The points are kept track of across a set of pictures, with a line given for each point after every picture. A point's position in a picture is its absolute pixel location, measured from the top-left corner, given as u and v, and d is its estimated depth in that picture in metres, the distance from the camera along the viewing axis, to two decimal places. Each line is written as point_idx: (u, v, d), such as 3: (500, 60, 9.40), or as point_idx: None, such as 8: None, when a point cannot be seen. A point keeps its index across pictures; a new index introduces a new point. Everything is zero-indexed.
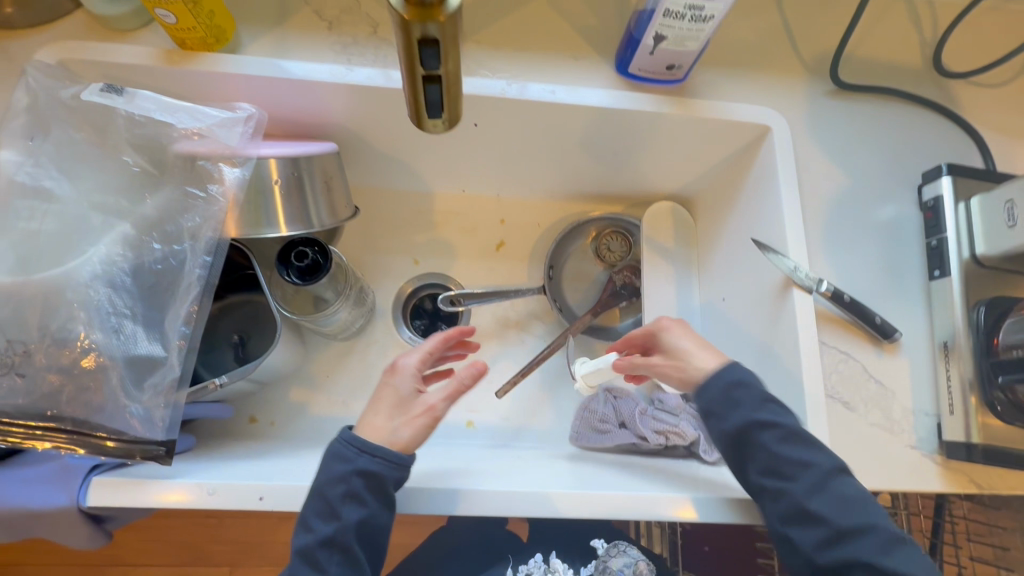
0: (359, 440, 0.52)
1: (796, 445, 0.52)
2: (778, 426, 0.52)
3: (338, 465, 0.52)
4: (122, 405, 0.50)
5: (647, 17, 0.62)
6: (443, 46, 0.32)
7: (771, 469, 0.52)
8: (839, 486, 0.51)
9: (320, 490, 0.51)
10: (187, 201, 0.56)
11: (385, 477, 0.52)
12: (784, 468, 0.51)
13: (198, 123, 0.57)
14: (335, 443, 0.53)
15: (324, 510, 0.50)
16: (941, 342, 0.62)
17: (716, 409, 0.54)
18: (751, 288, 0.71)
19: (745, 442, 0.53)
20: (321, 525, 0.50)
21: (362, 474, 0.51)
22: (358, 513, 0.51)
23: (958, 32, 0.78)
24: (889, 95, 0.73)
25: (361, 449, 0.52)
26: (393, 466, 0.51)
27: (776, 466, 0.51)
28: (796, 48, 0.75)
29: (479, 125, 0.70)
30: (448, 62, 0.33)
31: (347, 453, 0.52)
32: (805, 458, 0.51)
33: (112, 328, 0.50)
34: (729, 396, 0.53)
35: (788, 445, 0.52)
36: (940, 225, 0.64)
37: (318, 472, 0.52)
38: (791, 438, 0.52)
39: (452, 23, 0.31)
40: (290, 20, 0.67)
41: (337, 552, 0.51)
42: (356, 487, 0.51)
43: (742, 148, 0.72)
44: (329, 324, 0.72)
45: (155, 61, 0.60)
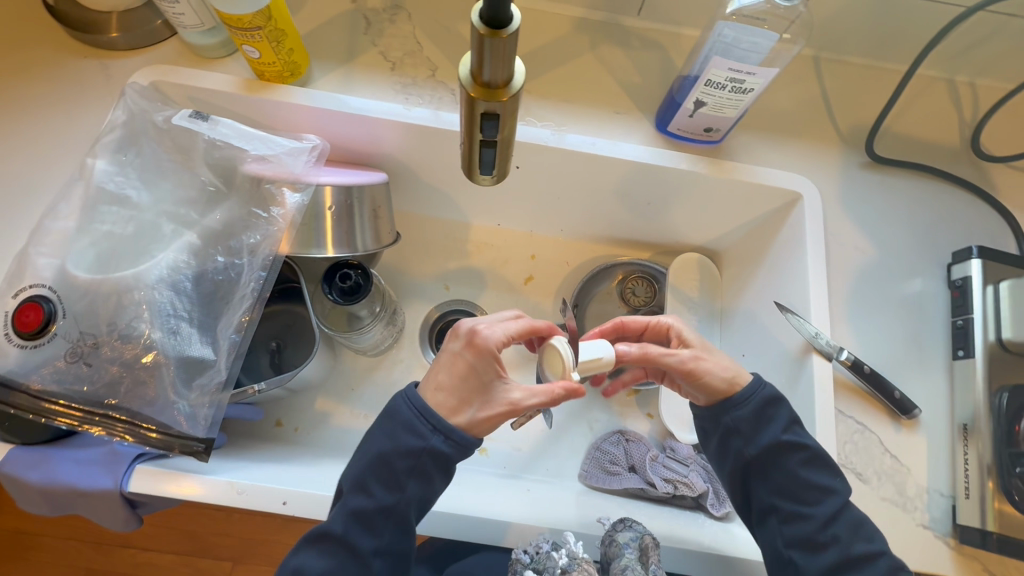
0: (435, 417, 0.51)
1: (801, 445, 0.57)
2: (782, 425, 0.58)
3: (411, 439, 0.51)
4: (171, 401, 0.55)
5: (689, 83, 0.65)
6: (502, 119, 0.36)
7: (793, 493, 0.57)
8: (852, 510, 0.56)
9: (387, 462, 0.51)
10: (250, 218, 0.61)
11: (453, 456, 0.52)
12: (782, 461, 0.57)
13: (268, 149, 0.63)
14: (403, 409, 0.53)
15: (387, 481, 0.52)
16: (961, 423, 0.62)
17: (744, 430, 0.58)
18: (771, 347, 0.72)
19: (771, 463, 0.58)
20: (381, 494, 0.51)
21: (432, 453, 0.51)
22: (418, 489, 0.52)
23: (998, 115, 0.79)
24: (923, 172, 0.75)
25: (436, 428, 0.51)
26: (463, 447, 0.52)
27: (796, 489, 0.57)
28: (833, 119, 0.77)
29: (521, 167, 0.74)
30: (505, 132, 0.38)
31: (420, 428, 0.51)
32: (826, 484, 0.56)
33: (171, 329, 0.55)
34: (761, 416, 0.58)
35: (811, 470, 0.57)
36: (967, 305, 0.65)
37: (383, 439, 0.52)
38: (812, 463, 0.57)
39: (513, 101, 0.35)
40: (358, 58, 0.74)
41: (390, 521, 0.52)
42: (424, 465, 0.51)
43: (772, 211, 0.74)
44: (362, 341, 0.76)
45: (236, 89, 0.66)
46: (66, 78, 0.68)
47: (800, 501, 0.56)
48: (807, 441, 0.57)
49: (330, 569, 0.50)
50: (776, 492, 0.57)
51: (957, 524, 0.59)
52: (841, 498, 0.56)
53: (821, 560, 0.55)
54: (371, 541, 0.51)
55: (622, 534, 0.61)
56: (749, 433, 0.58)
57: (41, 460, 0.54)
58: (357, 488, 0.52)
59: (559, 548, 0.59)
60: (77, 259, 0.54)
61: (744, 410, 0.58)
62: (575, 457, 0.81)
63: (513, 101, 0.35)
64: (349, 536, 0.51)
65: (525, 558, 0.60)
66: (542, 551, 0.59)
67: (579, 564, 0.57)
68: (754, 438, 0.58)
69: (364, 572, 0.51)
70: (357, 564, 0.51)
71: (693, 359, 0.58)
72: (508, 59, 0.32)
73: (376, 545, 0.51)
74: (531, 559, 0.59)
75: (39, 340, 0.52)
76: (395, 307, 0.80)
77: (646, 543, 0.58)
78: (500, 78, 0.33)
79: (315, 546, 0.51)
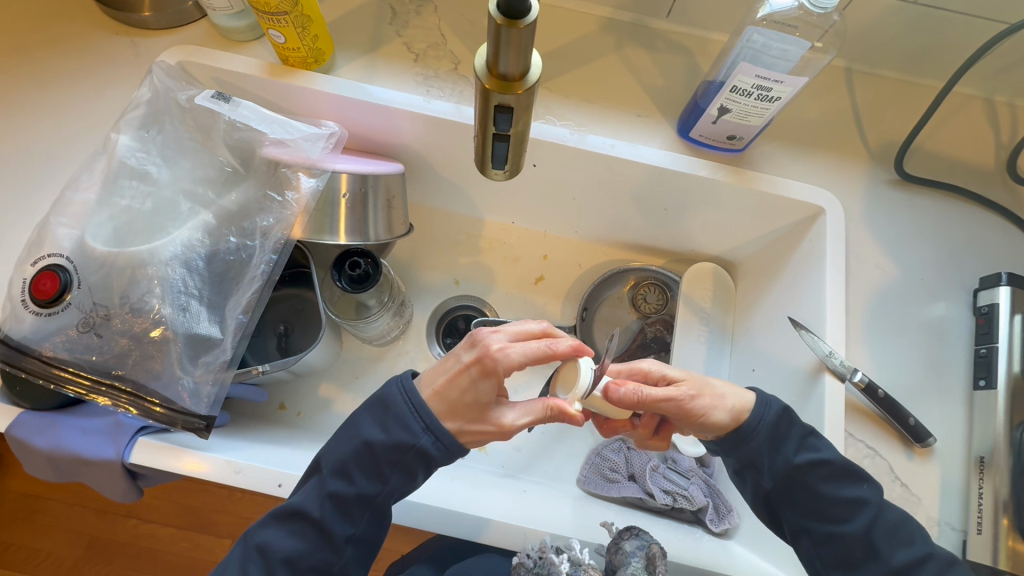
0: (427, 414, 0.51)
1: (831, 470, 0.56)
2: (812, 453, 0.56)
3: (402, 433, 0.51)
4: (177, 376, 0.55)
5: (715, 88, 0.64)
6: (516, 113, 0.36)
7: (823, 515, 0.55)
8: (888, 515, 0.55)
9: (373, 454, 0.51)
10: (265, 201, 0.62)
11: (438, 458, 0.51)
12: (820, 489, 0.55)
13: (287, 134, 0.63)
14: (398, 400, 0.52)
15: (370, 472, 0.52)
16: (977, 456, 0.60)
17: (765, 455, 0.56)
18: (783, 364, 0.70)
19: (792, 483, 0.56)
20: (362, 484, 0.51)
21: (419, 451, 0.51)
22: (400, 482, 0.52)
23: None
24: (953, 193, 0.72)
25: (428, 427, 0.51)
26: (450, 451, 0.51)
27: (825, 508, 0.55)
28: (862, 134, 0.75)
29: (538, 166, 0.74)
30: (518, 126, 0.37)
31: (412, 424, 0.51)
32: (857, 498, 0.54)
33: (180, 306, 0.55)
34: (775, 436, 0.56)
35: (838, 486, 0.55)
36: (992, 334, 0.63)
37: (373, 429, 0.52)
38: (835, 476, 0.55)
39: (528, 95, 0.34)
40: (382, 48, 0.74)
41: (367, 510, 0.52)
42: (406, 460, 0.51)
43: (792, 224, 0.72)
44: (368, 330, 0.76)
45: (259, 72, 0.67)
46: (96, 53, 0.69)
47: (831, 520, 0.55)
48: (829, 457, 0.56)
49: (299, 550, 0.51)
50: (807, 513, 0.56)
51: (967, 559, 0.57)
52: (875, 508, 0.54)
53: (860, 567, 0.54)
54: (347, 529, 0.52)
55: (628, 542, 0.59)
56: (763, 458, 0.56)
57: (49, 426, 0.55)
58: (337, 473, 0.52)
59: (562, 553, 0.58)
60: (95, 231, 0.55)
61: (758, 432, 0.56)
62: (574, 462, 0.80)
63: (527, 94, 0.34)
64: (325, 521, 0.51)
65: (529, 562, 0.58)
66: (546, 555, 0.57)
67: (585, 570, 0.56)
68: (770, 461, 0.57)
69: (334, 555, 0.52)
70: (330, 547, 0.52)
71: (693, 401, 0.56)
72: (524, 52, 0.31)
73: (349, 533, 0.52)
74: (535, 563, 0.57)
75: (53, 308, 0.53)
76: (404, 300, 0.80)
77: (653, 552, 0.57)
78: (516, 70, 0.32)
79: (285, 526, 0.51)
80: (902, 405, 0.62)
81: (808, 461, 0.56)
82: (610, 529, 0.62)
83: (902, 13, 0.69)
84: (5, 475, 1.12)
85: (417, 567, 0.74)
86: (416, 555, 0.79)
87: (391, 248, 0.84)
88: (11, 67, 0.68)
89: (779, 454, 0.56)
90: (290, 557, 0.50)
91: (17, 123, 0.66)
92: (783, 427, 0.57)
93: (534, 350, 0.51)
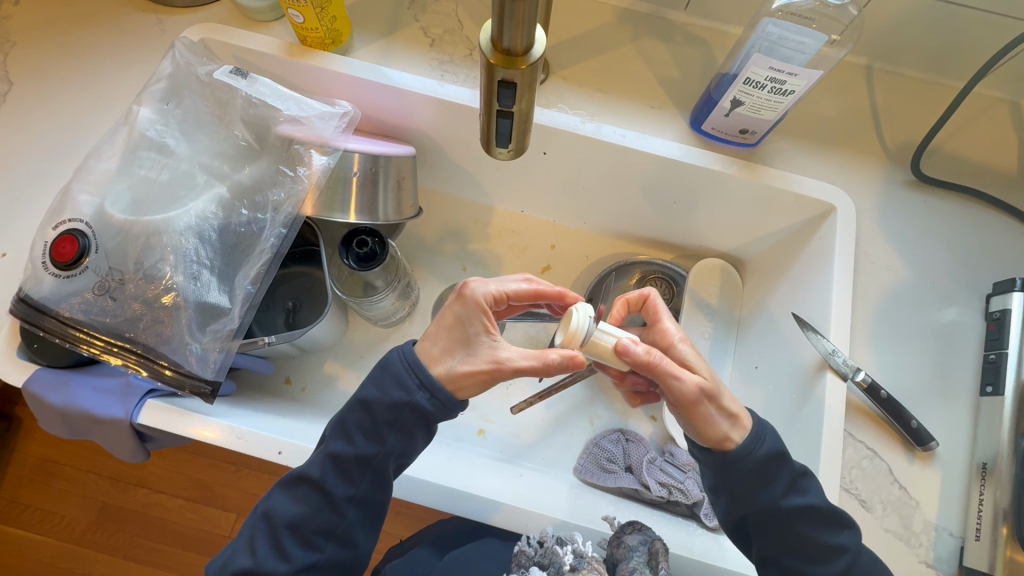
0: (423, 372, 0.51)
1: (822, 526, 0.53)
2: (808, 504, 0.53)
3: (397, 391, 0.52)
4: (186, 342, 0.57)
5: (728, 80, 0.63)
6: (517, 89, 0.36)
7: (801, 553, 0.53)
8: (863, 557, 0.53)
9: (370, 412, 0.52)
10: (277, 176, 0.63)
11: (436, 415, 0.52)
12: (801, 545, 0.53)
13: (301, 111, 0.64)
14: (396, 362, 0.53)
15: (369, 431, 0.52)
16: (980, 463, 0.59)
17: (746, 489, 0.53)
18: (789, 359, 0.69)
19: (773, 521, 0.53)
20: (362, 444, 0.52)
21: (415, 408, 0.52)
22: (400, 443, 0.53)
23: None
24: (970, 196, 0.71)
25: (422, 384, 0.51)
26: (446, 407, 0.52)
27: (803, 548, 0.53)
28: (879, 133, 0.74)
29: (548, 154, 0.74)
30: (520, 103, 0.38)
31: (408, 381, 0.52)
32: (836, 543, 0.53)
33: (192, 275, 0.57)
34: (762, 475, 0.53)
35: (809, 527, 0.53)
36: (1003, 340, 0.61)
37: (371, 389, 0.53)
38: (817, 520, 0.53)
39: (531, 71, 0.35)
40: (399, 32, 0.75)
41: (368, 471, 0.53)
42: (404, 418, 0.52)
43: (803, 221, 0.71)
44: (374, 310, 0.77)
45: (278, 51, 0.68)
46: (123, 29, 0.71)
47: (807, 559, 0.53)
48: (817, 500, 0.53)
49: (302, 513, 0.52)
50: (777, 547, 0.54)
51: (963, 566, 0.56)
52: (853, 555, 0.52)
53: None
54: (347, 489, 0.53)
55: (631, 537, 0.59)
56: (750, 492, 0.53)
57: (62, 383, 0.57)
58: (338, 433, 0.53)
59: (565, 544, 0.58)
60: (115, 199, 0.57)
61: (743, 469, 0.53)
62: (572, 450, 0.80)
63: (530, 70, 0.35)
64: (325, 482, 0.52)
65: (530, 551, 0.60)
66: (548, 545, 0.59)
67: (589, 563, 0.56)
68: (751, 499, 0.53)
69: (337, 517, 0.53)
70: (330, 508, 0.52)
71: (702, 390, 0.52)
72: (527, 26, 0.32)
73: (351, 494, 0.53)
74: (537, 553, 0.59)
75: (71, 271, 0.55)
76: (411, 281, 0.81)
77: (656, 548, 0.57)
78: (520, 45, 0.33)
79: (290, 491, 0.53)
80: (905, 408, 0.61)
81: (795, 502, 0.53)
82: (612, 523, 0.62)
83: (926, 11, 0.68)
84: (25, 439, 1.16)
85: (416, 549, 0.75)
86: (415, 537, 0.80)
87: (400, 232, 0.85)
88: (42, 40, 0.71)
89: (764, 494, 0.53)
90: (293, 521, 0.52)
91: (47, 94, 0.68)
92: (771, 471, 0.53)
93: (515, 288, 0.56)
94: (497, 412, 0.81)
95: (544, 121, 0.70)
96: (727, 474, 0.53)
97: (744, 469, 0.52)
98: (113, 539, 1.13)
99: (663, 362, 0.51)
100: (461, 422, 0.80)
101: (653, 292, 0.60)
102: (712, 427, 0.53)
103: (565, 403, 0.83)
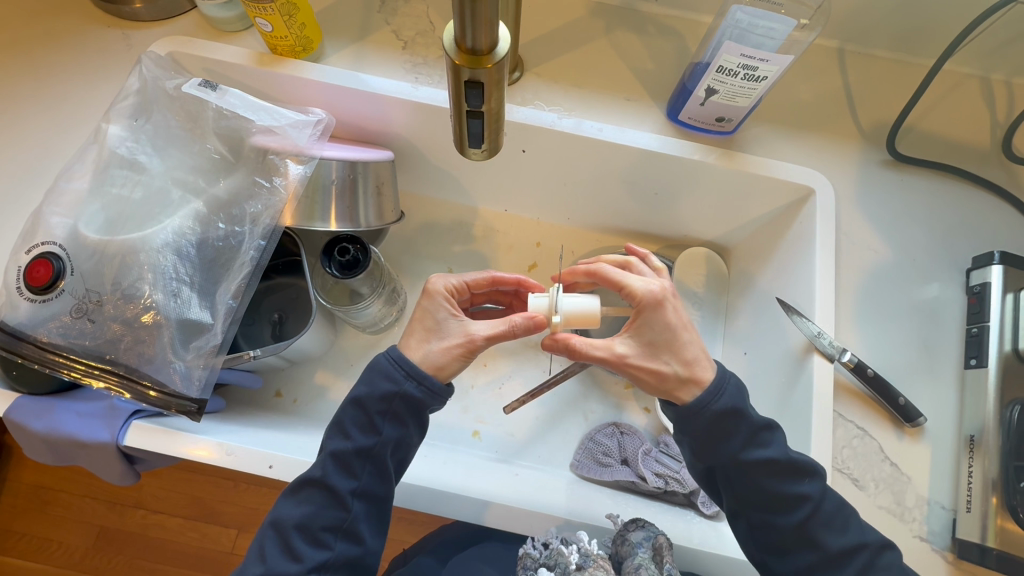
0: (407, 363, 0.52)
1: (786, 477, 0.53)
2: (770, 455, 0.53)
3: (384, 383, 0.52)
4: (169, 360, 0.56)
5: (702, 69, 0.64)
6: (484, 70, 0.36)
7: (767, 505, 0.53)
8: (831, 501, 0.53)
9: (363, 407, 0.52)
10: (254, 188, 0.62)
11: (425, 402, 0.52)
12: (770, 501, 0.53)
13: (274, 121, 0.64)
14: (381, 358, 0.53)
15: (363, 425, 0.52)
16: (968, 436, 0.60)
17: (704, 440, 0.54)
18: (776, 343, 0.69)
19: (738, 475, 0.53)
20: (359, 437, 0.52)
21: (404, 397, 0.52)
22: (394, 432, 0.52)
23: None
24: (946, 172, 0.72)
25: (409, 374, 0.52)
26: (435, 393, 0.52)
27: (765, 500, 0.53)
28: (854, 114, 0.74)
29: (528, 151, 0.74)
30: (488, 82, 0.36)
31: (394, 373, 0.52)
32: (799, 492, 0.52)
33: (171, 292, 0.56)
34: (722, 428, 0.53)
35: (778, 478, 0.52)
36: (984, 313, 0.62)
37: (360, 386, 0.53)
38: (779, 472, 0.52)
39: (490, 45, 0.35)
40: (371, 36, 0.74)
41: (369, 464, 0.52)
42: (396, 408, 0.52)
43: (784, 206, 0.71)
44: (361, 317, 0.77)
45: (247, 61, 0.67)
46: (89, 46, 0.70)
47: (773, 511, 0.53)
48: (779, 450, 0.53)
49: (309, 514, 0.51)
50: (745, 503, 0.54)
51: (957, 538, 0.57)
52: (816, 503, 0.52)
53: (793, 560, 0.53)
54: (350, 482, 0.52)
55: (634, 534, 0.59)
56: (711, 446, 0.53)
57: (46, 410, 0.56)
58: (335, 432, 0.53)
59: (569, 544, 0.58)
60: (89, 220, 0.56)
61: (703, 419, 0.53)
62: (568, 447, 0.80)
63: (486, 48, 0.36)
64: (328, 479, 0.52)
65: (535, 553, 0.59)
66: (553, 546, 0.58)
67: (594, 561, 0.56)
68: (714, 451, 0.53)
69: (343, 511, 0.52)
70: (337, 504, 0.52)
71: (622, 355, 0.53)
72: (491, 25, 0.31)
73: (355, 487, 0.52)
74: (542, 555, 0.58)
75: (47, 295, 0.54)
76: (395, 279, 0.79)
77: (660, 543, 0.57)
78: (484, 44, 0.33)
79: (295, 497, 0.52)
80: (892, 385, 0.62)
81: (759, 454, 0.53)
82: (615, 521, 0.62)
83: None
84: (16, 468, 1.15)
85: (418, 556, 0.75)
86: (417, 544, 0.80)
87: (384, 237, 0.85)
88: (7, 61, 0.69)
89: (724, 446, 0.53)
90: (301, 522, 0.51)
91: (14, 117, 0.67)
92: (731, 424, 0.53)
93: (473, 278, 0.60)
94: (491, 414, 0.81)
95: (521, 119, 0.70)
96: (686, 428, 0.54)
97: (699, 422, 0.53)
98: (113, 563, 1.12)
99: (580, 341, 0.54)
100: (456, 425, 0.80)
101: (602, 265, 0.57)
102: (659, 369, 0.53)
103: (559, 400, 0.83)
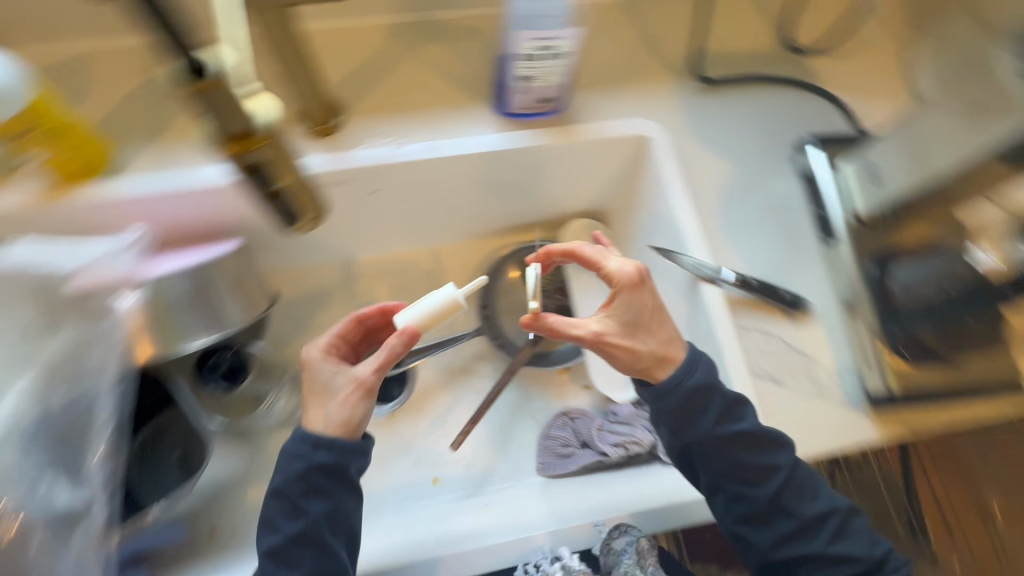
0: (311, 435, 0.49)
1: (755, 450, 0.56)
2: (743, 423, 0.56)
3: (295, 463, 0.49)
4: (51, 564, 0.50)
5: (509, 62, 0.66)
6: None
7: (740, 475, 0.56)
8: (800, 471, 0.56)
9: (285, 494, 0.49)
10: (87, 337, 0.55)
11: (347, 464, 0.50)
12: (744, 473, 0.56)
13: (81, 262, 0.56)
14: (291, 436, 0.50)
15: (288, 511, 0.49)
16: (845, 301, 0.67)
17: (679, 421, 0.56)
18: (669, 287, 0.73)
19: (711, 450, 0.56)
20: (288, 526, 0.50)
21: (319, 467, 0.49)
22: (321, 507, 0.49)
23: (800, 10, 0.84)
24: (749, 80, 0.79)
25: (315, 443, 0.49)
26: (351, 450, 0.50)
27: (738, 470, 0.56)
28: (660, 54, 0.79)
29: (378, 190, 0.71)
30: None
31: (302, 448, 0.49)
32: (770, 462, 0.56)
33: (27, 488, 0.49)
34: (689, 408, 0.56)
35: (761, 454, 0.56)
36: (822, 193, 0.70)
37: (275, 476, 0.50)
38: (750, 444, 0.56)
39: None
40: (169, 126, 0.68)
41: (307, 548, 0.49)
42: (314, 483, 0.49)
43: (629, 159, 0.75)
44: (269, 417, 0.71)
45: (31, 201, 0.59)
46: None
47: (743, 480, 0.56)
48: (753, 422, 0.56)
49: None
50: (719, 475, 0.56)
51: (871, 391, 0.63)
52: (788, 471, 0.56)
53: (772, 532, 0.56)
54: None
55: (619, 540, 0.62)
56: (683, 423, 0.56)
57: None
58: (264, 528, 0.50)
59: (555, 561, 0.62)
60: None
61: (674, 399, 0.56)
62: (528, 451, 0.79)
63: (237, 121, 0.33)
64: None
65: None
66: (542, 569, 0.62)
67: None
68: (688, 428, 0.56)
69: None
70: None
71: (601, 337, 0.54)
72: (239, 109, 0.40)
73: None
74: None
75: None
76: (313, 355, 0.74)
77: (642, 548, 0.60)
78: (243, 128, 0.41)
79: None
80: (774, 283, 0.68)
81: (732, 425, 0.56)
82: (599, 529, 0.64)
83: None
84: None
85: None
86: None
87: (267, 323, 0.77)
88: None
89: (694, 425, 0.56)
90: None
91: None
92: (699, 402, 0.56)
93: (339, 328, 0.56)
94: (444, 457, 0.78)
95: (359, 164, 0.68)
96: (656, 407, 0.56)
97: (672, 400, 0.56)
98: None
99: (563, 321, 0.55)
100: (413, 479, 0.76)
101: (579, 244, 0.59)
102: (635, 347, 0.55)
103: (503, 412, 0.82)
